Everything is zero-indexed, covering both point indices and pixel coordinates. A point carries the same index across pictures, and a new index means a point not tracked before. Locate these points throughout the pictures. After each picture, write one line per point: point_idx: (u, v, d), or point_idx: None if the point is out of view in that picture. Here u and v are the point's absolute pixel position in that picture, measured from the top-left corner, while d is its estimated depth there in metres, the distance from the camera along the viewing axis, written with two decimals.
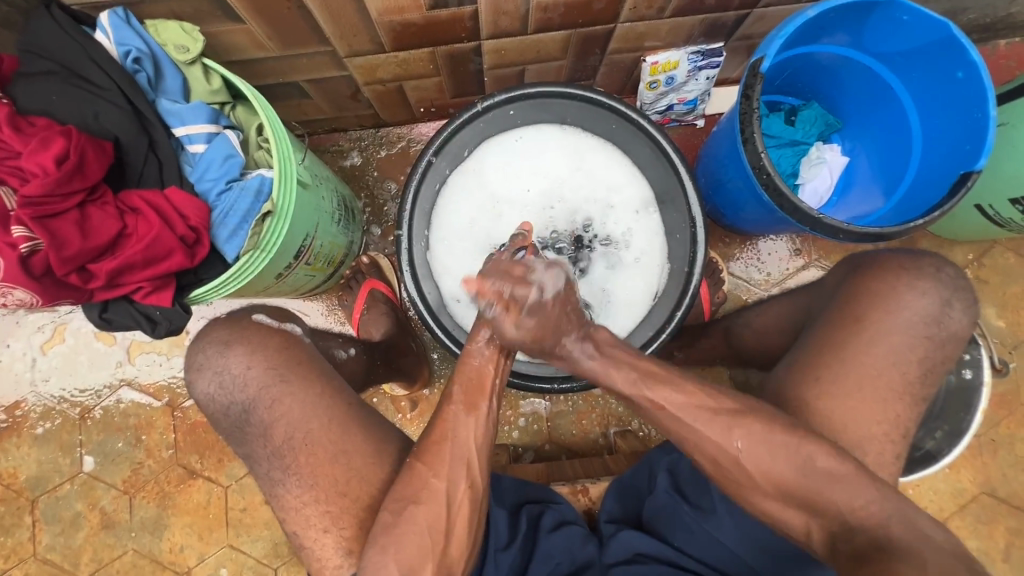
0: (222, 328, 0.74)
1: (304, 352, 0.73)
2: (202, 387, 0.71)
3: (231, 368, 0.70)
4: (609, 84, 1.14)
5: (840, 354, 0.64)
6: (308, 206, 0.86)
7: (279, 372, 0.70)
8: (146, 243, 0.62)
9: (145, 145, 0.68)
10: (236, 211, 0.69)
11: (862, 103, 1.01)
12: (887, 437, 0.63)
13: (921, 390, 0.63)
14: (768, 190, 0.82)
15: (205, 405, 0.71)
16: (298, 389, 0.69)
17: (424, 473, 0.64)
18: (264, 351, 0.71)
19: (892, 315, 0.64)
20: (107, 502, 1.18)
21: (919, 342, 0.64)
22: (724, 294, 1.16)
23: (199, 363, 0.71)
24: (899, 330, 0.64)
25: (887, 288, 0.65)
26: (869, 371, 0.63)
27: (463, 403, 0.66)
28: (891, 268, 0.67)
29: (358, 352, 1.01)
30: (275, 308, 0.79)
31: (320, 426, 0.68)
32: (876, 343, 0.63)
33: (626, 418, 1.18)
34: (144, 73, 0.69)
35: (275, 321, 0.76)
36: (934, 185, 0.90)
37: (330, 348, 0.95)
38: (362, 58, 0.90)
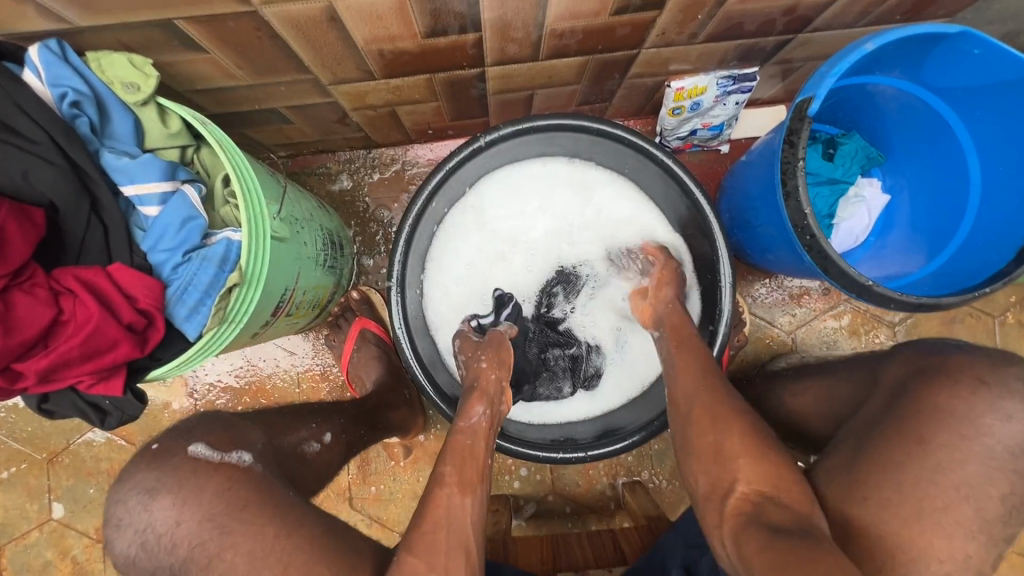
0: (147, 470, 0.61)
1: (248, 491, 0.60)
2: (122, 545, 0.59)
3: (156, 525, 0.57)
4: (627, 106, 1.02)
5: (899, 478, 0.56)
6: (287, 258, 0.76)
7: (218, 523, 0.57)
8: (85, 335, 0.52)
9: (87, 208, 0.58)
10: (196, 285, 0.59)
11: (911, 138, 0.90)
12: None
13: (1000, 530, 0.55)
14: (810, 252, 0.72)
15: (127, 566, 0.59)
16: (242, 540, 0.57)
17: (416, 569, 0.56)
18: (197, 500, 0.58)
19: (969, 442, 0.55)
20: (79, 551, 1.10)
21: (1004, 477, 0.55)
22: (744, 337, 1.07)
23: (118, 518, 0.58)
24: (975, 459, 0.55)
25: (963, 408, 0.56)
26: (935, 507, 0.54)
27: (457, 485, 0.63)
28: (968, 379, 0.57)
29: (335, 437, 0.82)
30: (220, 431, 0.64)
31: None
32: (945, 472, 0.55)
33: (635, 468, 1.10)
34: (85, 118, 0.58)
35: (215, 453, 0.61)
36: (992, 241, 0.79)
37: (297, 445, 0.75)
38: (349, 85, 0.79)
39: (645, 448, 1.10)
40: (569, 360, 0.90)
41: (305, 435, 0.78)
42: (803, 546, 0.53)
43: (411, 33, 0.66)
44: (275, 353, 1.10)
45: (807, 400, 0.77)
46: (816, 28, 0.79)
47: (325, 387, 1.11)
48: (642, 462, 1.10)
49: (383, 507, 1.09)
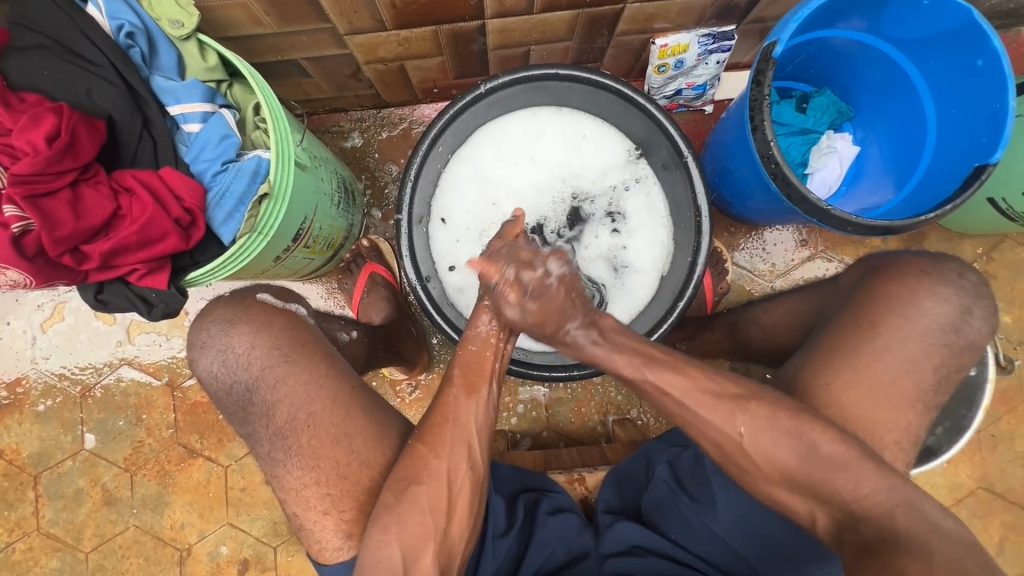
0: (225, 307, 0.72)
1: (308, 334, 0.72)
2: (205, 365, 0.70)
3: (235, 347, 0.69)
4: (616, 66, 1.10)
5: (852, 359, 0.64)
6: (307, 187, 0.85)
7: (283, 352, 0.69)
8: (140, 224, 0.61)
9: (139, 123, 0.67)
10: (232, 192, 0.67)
11: (876, 91, 0.98)
12: (898, 446, 0.63)
13: (934, 398, 0.63)
14: (776, 180, 0.80)
15: (207, 383, 0.70)
16: (302, 370, 0.68)
17: (424, 455, 0.65)
18: (268, 330, 0.70)
19: (911, 322, 0.64)
20: (109, 479, 1.19)
21: (938, 350, 0.63)
22: (727, 285, 1.16)
23: (202, 341, 0.70)
24: (918, 337, 0.63)
25: (908, 294, 0.65)
26: (882, 382, 0.63)
27: (462, 386, 0.67)
28: (912, 271, 0.66)
29: (360, 335, 0.97)
30: (278, 287, 0.77)
31: (323, 409, 0.67)
32: (889, 350, 0.63)
33: (625, 407, 1.18)
34: (138, 48, 0.67)
35: (278, 301, 0.74)
36: (946, 179, 0.87)
37: (331, 331, 0.91)
38: (363, 36, 0.88)
39: (634, 388, 1.18)
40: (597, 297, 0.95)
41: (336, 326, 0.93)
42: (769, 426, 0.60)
43: None
44: None
45: (780, 316, 0.85)
46: None
47: None
48: (631, 401, 1.18)
49: None
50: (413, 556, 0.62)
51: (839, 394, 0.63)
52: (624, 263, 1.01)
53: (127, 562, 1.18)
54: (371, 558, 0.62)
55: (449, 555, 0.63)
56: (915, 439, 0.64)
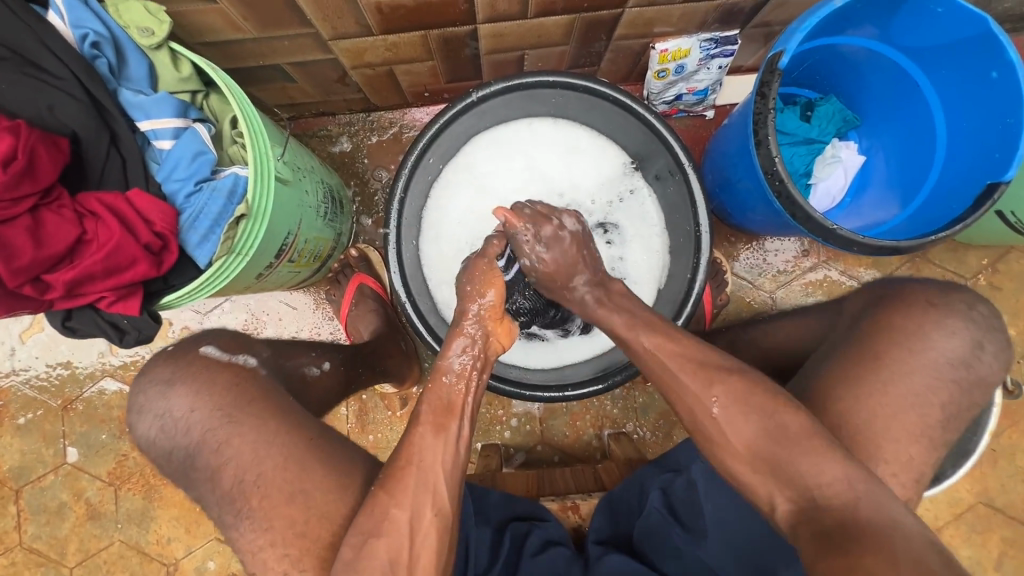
0: (165, 366, 0.69)
1: (255, 389, 0.67)
2: (144, 429, 0.66)
3: (173, 410, 0.65)
4: (614, 70, 1.06)
5: (855, 392, 0.61)
6: (290, 202, 0.81)
7: (225, 413, 0.65)
8: (107, 251, 0.57)
9: (107, 140, 0.63)
10: (207, 214, 0.64)
11: (884, 100, 0.95)
12: (899, 484, 0.60)
13: (941, 434, 0.60)
14: (779, 198, 0.77)
15: (148, 449, 0.67)
16: (248, 430, 0.63)
17: (384, 502, 0.60)
18: (209, 389, 0.66)
19: (917, 354, 0.61)
20: (92, 493, 1.16)
21: (946, 386, 0.60)
22: (726, 297, 1.12)
23: (140, 405, 0.67)
24: (923, 371, 0.61)
25: (915, 326, 0.62)
26: (884, 417, 0.59)
27: (430, 424, 0.64)
28: (918, 302, 0.64)
29: (334, 365, 0.87)
30: (228, 336, 0.73)
31: (274, 467, 0.62)
32: (894, 384, 0.60)
33: (620, 420, 1.15)
34: (104, 59, 0.63)
35: (225, 354, 0.70)
36: (955, 194, 0.84)
37: (300, 368, 0.81)
38: (348, 41, 0.84)
39: (630, 401, 1.16)
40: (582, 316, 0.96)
41: (306, 360, 0.83)
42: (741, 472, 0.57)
43: None
44: (279, 308, 1.15)
45: (779, 337, 0.84)
46: None
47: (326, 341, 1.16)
48: (627, 415, 1.16)
49: (381, 455, 1.15)
50: None
51: (841, 431, 0.61)
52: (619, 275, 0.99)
53: None
54: None
55: None
56: (919, 478, 0.60)
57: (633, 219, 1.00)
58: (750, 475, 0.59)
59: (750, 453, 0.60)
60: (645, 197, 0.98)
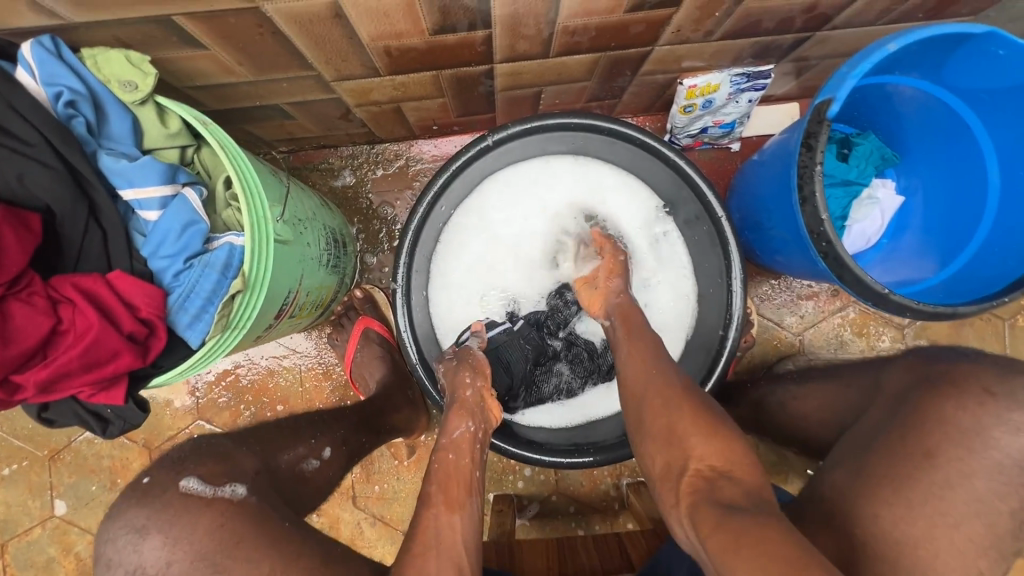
0: (138, 507, 0.57)
1: (245, 525, 0.56)
2: None
3: (146, 566, 0.53)
4: (636, 103, 0.99)
5: (910, 495, 0.56)
6: (291, 260, 0.74)
7: (210, 561, 0.53)
8: (85, 345, 0.50)
9: (85, 212, 0.56)
10: (198, 293, 0.57)
11: (929, 139, 0.88)
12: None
13: (1010, 545, 0.55)
14: (825, 259, 0.70)
15: None
16: None
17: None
18: (189, 537, 0.54)
19: (977, 455, 0.56)
20: (82, 548, 1.10)
21: (1015, 491, 0.55)
22: (752, 339, 1.06)
23: (108, 556, 0.55)
24: (986, 475, 0.55)
25: (971, 421, 0.57)
26: (946, 526, 0.55)
27: (443, 505, 0.63)
28: (974, 389, 0.58)
29: (335, 452, 0.77)
30: (213, 462, 0.60)
31: None
32: (952, 488, 0.55)
33: (640, 469, 1.10)
34: (82, 118, 0.56)
35: (208, 486, 0.57)
36: (1008, 248, 0.77)
37: (294, 464, 0.71)
38: (353, 81, 0.77)
39: None
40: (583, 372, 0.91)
41: (303, 452, 0.73)
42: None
43: (419, 29, 0.64)
44: (277, 351, 1.09)
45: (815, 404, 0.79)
46: (836, 25, 0.77)
47: (328, 387, 1.09)
48: None
49: (387, 506, 1.09)
50: None
51: (904, 538, 0.56)
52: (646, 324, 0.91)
53: None
54: None
55: None
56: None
57: (660, 265, 0.92)
58: None
59: None
60: (674, 240, 0.91)
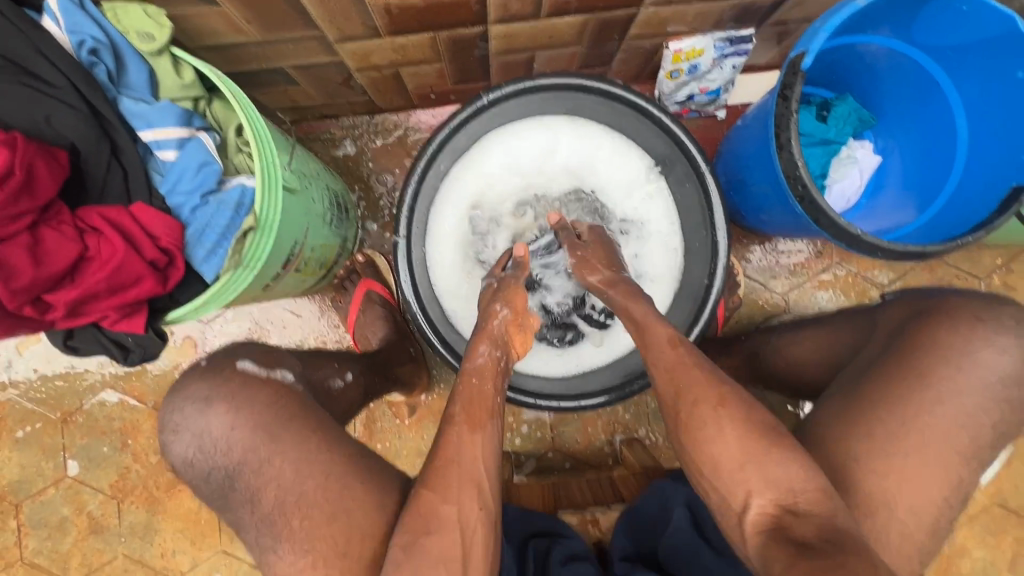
0: (198, 383, 0.68)
1: (295, 404, 0.66)
2: (179, 450, 0.65)
3: (212, 430, 0.64)
4: (625, 71, 1.04)
5: (901, 413, 0.60)
6: (297, 210, 0.78)
7: (268, 431, 0.63)
8: (111, 269, 0.55)
9: (107, 151, 0.60)
10: (214, 227, 0.61)
11: (902, 99, 0.93)
12: (946, 502, 0.59)
13: (989, 453, 0.60)
14: (801, 203, 0.75)
15: (184, 470, 0.65)
16: (289, 448, 0.62)
17: (433, 500, 0.60)
18: (249, 407, 0.65)
19: (966, 372, 0.60)
20: (94, 507, 1.14)
21: (996, 406, 0.60)
22: (739, 300, 1.11)
23: (176, 423, 0.65)
24: (973, 392, 0.60)
25: (960, 341, 0.61)
26: (934, 436, 0.59)
27: (467, 424, 0.64)
28: (964, 316, 0.63)
29: (356, 377, 0.85)
30: (263, 351, 0.71)
31: (315, 487, 0.60)
32: (943, 403, 0.60)
33: (632, 426, 1.13)
34: (103, 66, 0.60)
35: (262, 368, 0.69)
36: (976, 196, 0.82)
37: (326, 379, 0.79)
38: (354, 43, 0.81)
39: (643, 406, 1.14)
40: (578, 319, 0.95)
41: (330, 371, 0.81)
42: (804, 527, 0.55)
43: None
44: (283, 316, 1.13)
45: (807, 348, 0.81)
46: None
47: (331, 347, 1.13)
48: (640, 420, 1.14)
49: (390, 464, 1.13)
50: None
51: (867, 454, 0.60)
52: (637, 274, 0.96)
53: None
54: None
55: None
56: (964, 495, 0.60)
57: (651, 220, 0.96)
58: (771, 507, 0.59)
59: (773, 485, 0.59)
60: (665, 198, 0.94)
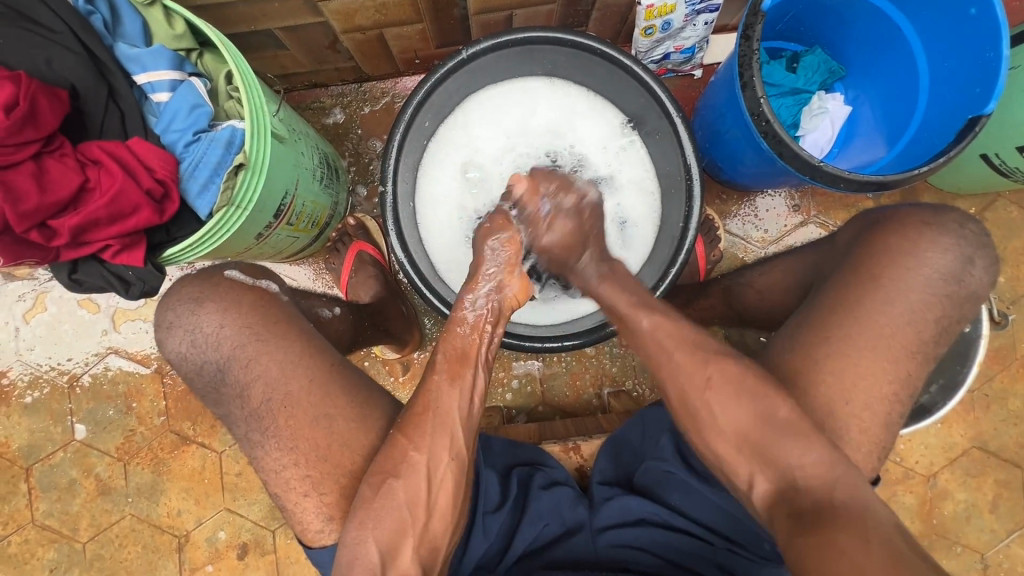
0: (191, 284, 0.72)
1: (280, 311, 0.71)
2: (173, 345, 0.69)
3: (204, 326, 0.68)
4: (601, 31, 1.08)
5: (849, 312, 0.66)
6: (286, 161, 0.82)
7: (255, 331, 0.68)
8: (110, 196, 0.60)
9: (105, 94, 0.64)
10: (206, 163, 0.65)
11: (867, 48, 0.97)
12: (897, 398, 0.65)
13: (934, 349, 0.66)
14: (766, 138, 0.78)
15: (177, 364, 0.69)
16: (276, 348, 0.68)
17: (404, 446, 0.65)
18: (237, 309, 0.69)
19: (914, 272, 0.66)
20: (102, 469, 1.18)
21: (937, 302, 0.66)
22: (720, 253, 1.13)
23: (169, 321, 0.69)
24: (918, 288, 0.66)
25: (909, 243, 0.67)
26: (884, 333, 0.65)
27: (446, 372, 0.69)
28: (914, 223, 0.69)
29: (344, 312, 0.95)
30: (249, 263, 0.76)
31: (299, 389, 0.67)
32: (891, 302, 0.65)
33: (620, 378, 1.17)
34: (99, 15, 0.64)
35: (249, 278, 0.73)
36: (940, 132, 0.86)
37: (315, 308, 0.89)
38: (337, 2, 0.85)
39: (629, 359, 1.17)
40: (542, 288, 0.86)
41: (319, 303, 0.91)
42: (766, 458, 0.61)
43: None
44: (279, 280, 1.17)
45: (774, 277, 0.88)
46: None
47: None
48: (626, 373, 1.17)
49: None
50: (401, 537, 0.63)
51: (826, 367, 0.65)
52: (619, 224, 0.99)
53: (125, 551, 1.17)
54: (357, 544, 0.62)
55: (439, 526, 0.64)
56: (913, 389, 0.66)
57: (626, 173, 1.00)
58: (730, 415, 0.64)
59: (730, 400, 0.64)
60: (638, 149, 0.99)
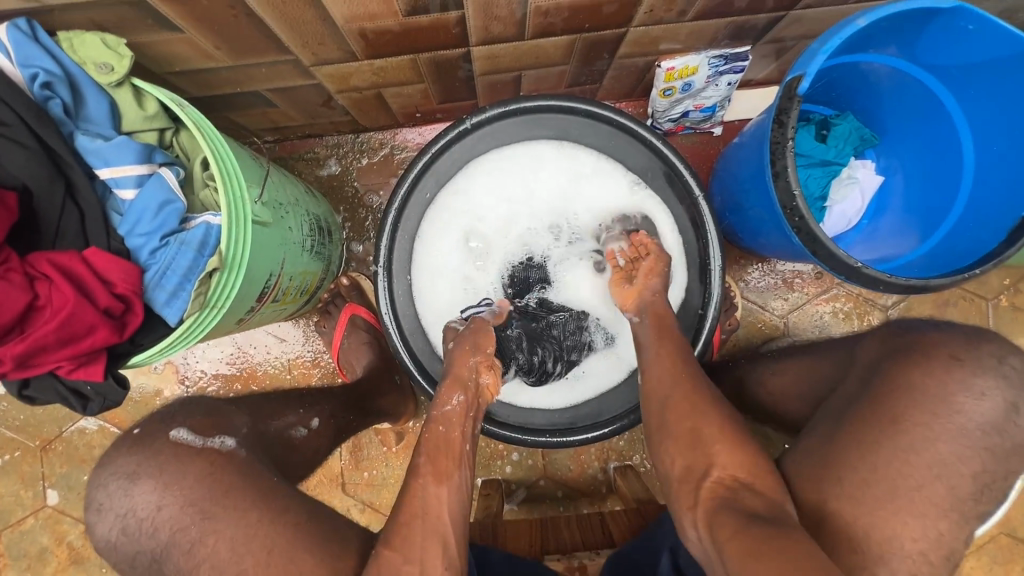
0: (127, 455, 0.65)
1: (230, 476, 0.63)
2: (104, 530, 0.63)
3: (137, 510, 0.61)
4: (617, 88, 1.00)
5: (881, 457, 0.59)
6: (270, 243, 0.74)
7: (199, 509, 0.61)
8: (61, 320, 0.53)
9: (62, 190, 0.57)
10: (175, 270, 0.58)
11: (906, 120, 0.89)
12: (925, 556, 0.58)
13: (973, 507, 0.58)
14: (799, 234, 0.71)
15: (109, 552, 0.63)
16: (223, 526, 0.60)
17: (394, 560, 0.59)
18: (180, 483, 0.62)
19: (942, 419, 0.59)
20: (75, 537, 1.11)
21: (976, 454, 0.58)
22: (736, 322, 1.06)
23: (100, 502, 0.63)
24: (949, 438, 0.58)
25: (938, 386, 0.59)
26: (914, 491, 0.58)
27: (431, 474, 0.65)
28: (941, 357, 0.61)
29: (323, 422, 0.85)
30: (202, 416, 0.69)
31: (253, 565, 0.59)
32: (916, 452, 0.58)
33: (626, 453, 1.10)
34: (58, 100, 0.57)
35: (198, 438, 0.66)
36: (987, 224, 0.78)
37: (285, 430, 0.80)
38: (331, 66, 0.78)
39: (637, 432, 1.10)
40: (573, 324, 0.91)
41: (292, 420, 0.82)
42: None
43: (392, 11, 0.66)
44: (266, 340, 1.10)
45: (788, 380, 0.82)
46: (809, 4, 0.78)
47: (315, 373, 1.10)
48: (633, 446, 1.10)
49: (376, 492, 1.09)
50: None
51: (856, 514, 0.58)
52: None
53: None
54: None
55: None
56: (946, 550, 0.58)
57: None
58: None
59: None
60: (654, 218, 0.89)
